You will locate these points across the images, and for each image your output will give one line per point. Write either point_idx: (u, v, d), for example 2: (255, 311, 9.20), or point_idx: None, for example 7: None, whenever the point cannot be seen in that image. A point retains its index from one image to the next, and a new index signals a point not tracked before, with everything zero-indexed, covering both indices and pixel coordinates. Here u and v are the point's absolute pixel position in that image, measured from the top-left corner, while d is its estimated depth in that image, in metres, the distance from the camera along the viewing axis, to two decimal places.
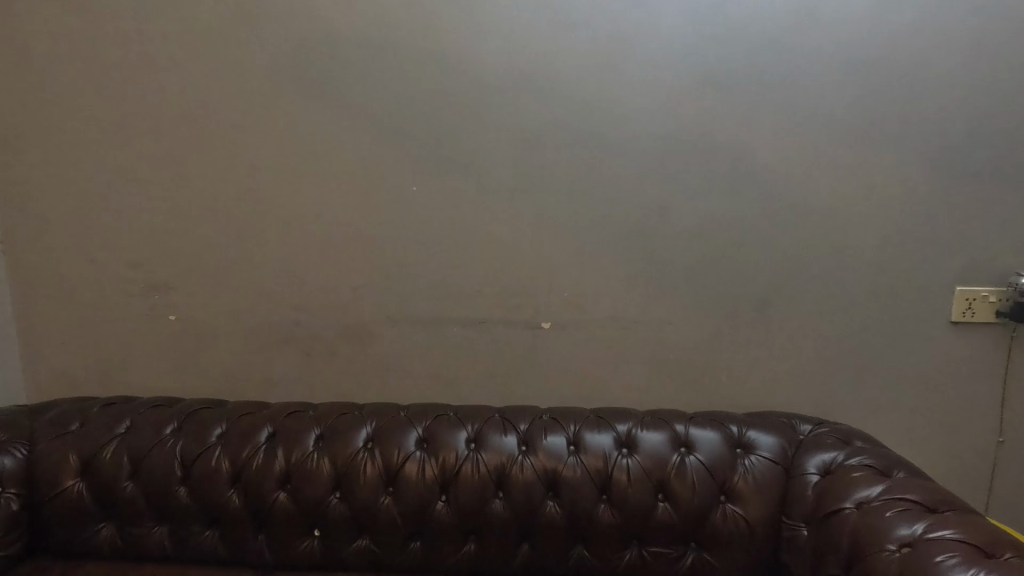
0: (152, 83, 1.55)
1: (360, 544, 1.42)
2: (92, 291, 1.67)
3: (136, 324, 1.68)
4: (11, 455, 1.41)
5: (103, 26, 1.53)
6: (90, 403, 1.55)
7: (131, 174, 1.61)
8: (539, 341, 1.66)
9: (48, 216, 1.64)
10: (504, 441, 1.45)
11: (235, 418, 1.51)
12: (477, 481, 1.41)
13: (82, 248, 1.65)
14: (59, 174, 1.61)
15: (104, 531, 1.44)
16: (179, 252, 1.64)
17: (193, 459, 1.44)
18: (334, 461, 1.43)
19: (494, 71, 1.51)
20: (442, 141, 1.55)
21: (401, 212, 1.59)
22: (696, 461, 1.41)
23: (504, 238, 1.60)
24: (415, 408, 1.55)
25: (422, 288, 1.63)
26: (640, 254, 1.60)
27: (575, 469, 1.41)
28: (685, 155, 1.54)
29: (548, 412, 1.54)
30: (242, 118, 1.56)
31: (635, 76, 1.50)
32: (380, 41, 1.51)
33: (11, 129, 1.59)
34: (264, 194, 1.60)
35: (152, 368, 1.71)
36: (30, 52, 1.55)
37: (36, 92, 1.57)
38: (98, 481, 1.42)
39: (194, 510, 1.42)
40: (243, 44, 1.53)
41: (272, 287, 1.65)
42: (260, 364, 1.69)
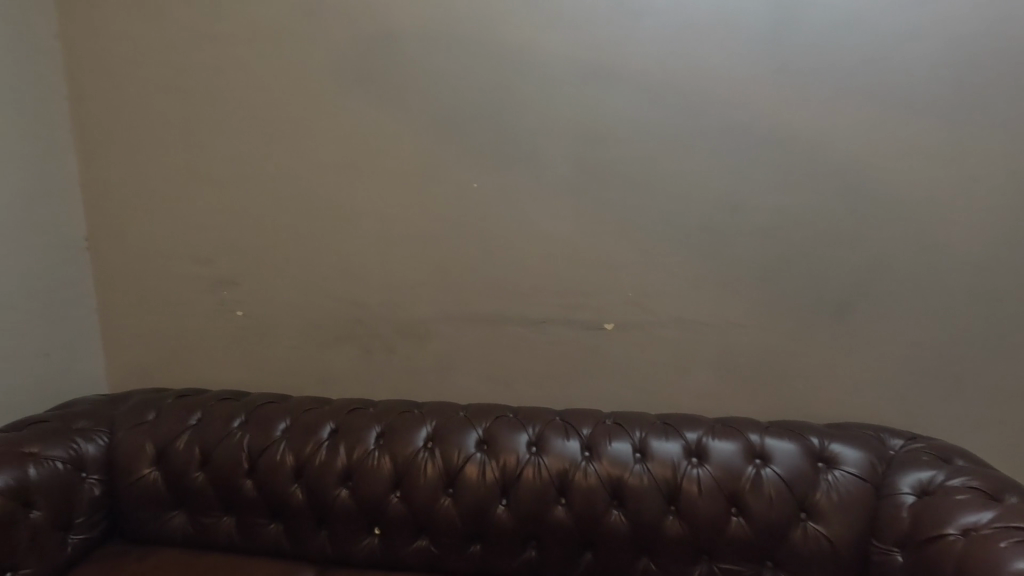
0: (222, 83, 1.59)
1: (420, 544, 1.41)
2: (165, 287, 1.73)
3: (205, 319, 1.74)
4: (93, 442, 1.48)
5: (178, 28, 1.58)
6: (165, 395, 1.61)
7: (202, 173, 1.65)
8: (600, 342, 1.60)
9: (127, 214, 1.71)
10: (566, 445, 1.41)
11: (298, 413, 1.52)
12: (539, 486, 1.37)
13: (156, 245, 1.71)
14: (137, 173, 1.68)
15: (177, 519, 1.49)
16: (245, 249, 1.68)
17: (259, 453, 1.46)
18: (395, 459, 1.43)
19: (557, 62, 1.46)
20: (503, 135, 1.52)
21: (460, 209, 1.57)
22: (773, 474, 1.32)
23: (565, 236, 1.55)
24: (474, 408, 1.53)
25: (481, 286, 1.61)
26: (710, 253, 1.52)
27: (641, 478, 1.35)
28: (761, 147, 1.44)
29: (611, 416, 1.48)
30: (306, 116, 1.58)
31: (708, 65, 1.42)
32: (442, 36, 1.49)
33: (95, 132, 1.67)
34: (326, 192, 1.61)
35: (220, 361, 1.76)
36: (111, 57, 1.62)
37: (118, 95, 1.64)
38: (172, 470, 1.47)
39: (260, 503, 1.45)
40: (307, 42, 1.54)
41: (333, 284, 1.66)
42: (321, 359, 1.71)
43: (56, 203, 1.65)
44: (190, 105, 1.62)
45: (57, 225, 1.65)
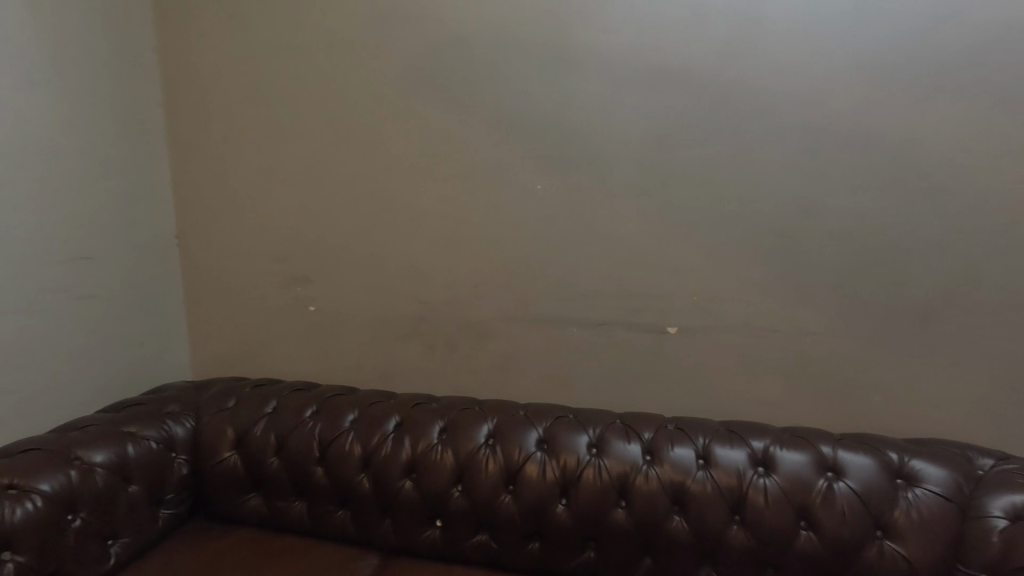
0: (301, 90, 1.68)
1: (480, 539, 1.44)
2: (245, 282, 1.85)
3: (281, 313, 1.84)
4: (181, 425, 1.60)
5: (262, 39, 1.68)
6: (244, 383, 1.72)
7: (280, 176, 1.75)
8: (663, 346, 1.58)
9: (212, 213, 1.83)
10: (627, 448, 1.40)
11: (365, 406, 1.59)
12: (599, 488, 1.37)
13: (238, 242, 1.83)
14: (222, 175, 1.80)
15: (254, 500, 1.58)
16: (318, 248, 1.76)
17: (329, 442, 1.53)
18: (457, 454, 1.46)
19: (625, 64, 1.46)
20: (568, 138, 1.53)
21: (524, 210, 1.59)
22: (847, 488, 1.27)
23: (629, 239, 1.54)
24: (534, 408, 1.54)
25: (543, 287, 1.62)
26: (780, 257, 1.47)
27: (705, 485, 1.32)
28: (837, 148, 1.39)
29: (673, 421, 1.46)
30: (378, 121, 1.64)
31: (781, 63, 1.38)
32: (510, 40, 1.51)
33: (187, 136, 1.81)
34: (395, 194, 1.67)
35: (293, 353, 1.85)
36: (202, 68, 1.74)
37: (208, 102, 1.76)
38: (250, 455, 1.57)
39: (329, 490, 1.52)
40: (381, 50, 1.60)
41: (400, 282, 1.72)
42: (386, 355, 1.78)
43: (152, 203, 1.79)
44: (271, 111, 1.72)
45: (152, 223, 1.79)
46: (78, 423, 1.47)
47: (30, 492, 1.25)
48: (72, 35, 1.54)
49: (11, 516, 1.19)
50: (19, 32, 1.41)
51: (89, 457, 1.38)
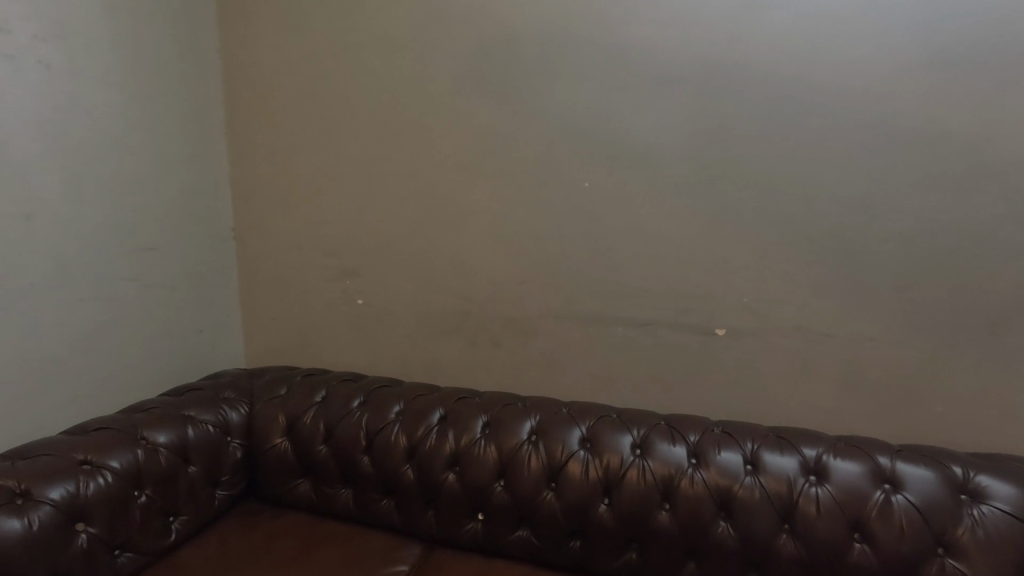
0: (353, 88, 1.72)
1: (521, 534, 1.45)
2: (297, 275, 1.91)
3: (330, 305, 1.89)
4: (236, 411, 1.67)
5: (317, 38, 1.73)
6: (295, 373, 1.78)
7: (332, 172, 1.80)
8: (710, 348, 1.55)
9: (267, 207, 1.90)
10: (672, 450, 1.38)
11: (411, 398, 1.62)
12: (643, 489, 1.35)
13: (291, 236, 1.89)
14: (277, 171, 1.86)
15: (302, 486, 1.63)
16: (367, 243, 1.80)
17: (375, 432, 1.57)
18: (500, 449, 1.47)
19: (676, 61, 1.43)
20: (618, 135, 1.51)
21: (570, 208, 1.59)
22: (905, 502, 1.22)
23: (677, 239, 1.52)
24: (577, 406, 1.54)
25: (588, 285, 1.61)
26: (838, 259, 1.42)
27: (752, 491, 1.29)
28: (902, 147, 1.33)
29: (720, 425, 1.44)
30: (427, 119, 1.67)
31: (842, 59, 1.33)
32: (559, 37, 1.51)
33: (245, 133, 1.87)
34: (443, 190, 1.70)
35: (341, 345, 1.91)
36: (261, 67, 1.81)
37: (265, 101, 1.83)
38: (300, 441, 1.62)
39: (375, 479, 1.55)
40: (431, 48, 1.63)
41: (445, 277, 1.75)
42: (431, 349, 1.81)
43: (212, 197, 1.87)
44: (324, 109, 1.77)
45: (212, 216, 1.87)
46: (144, 405, 1.55)
47: (101, 468, 1.32)
48: (143, 35, 1.62)
49: (85, 490, 1.27)
50: (97, 34, 1.49)
51: (154, 437, 1.45)
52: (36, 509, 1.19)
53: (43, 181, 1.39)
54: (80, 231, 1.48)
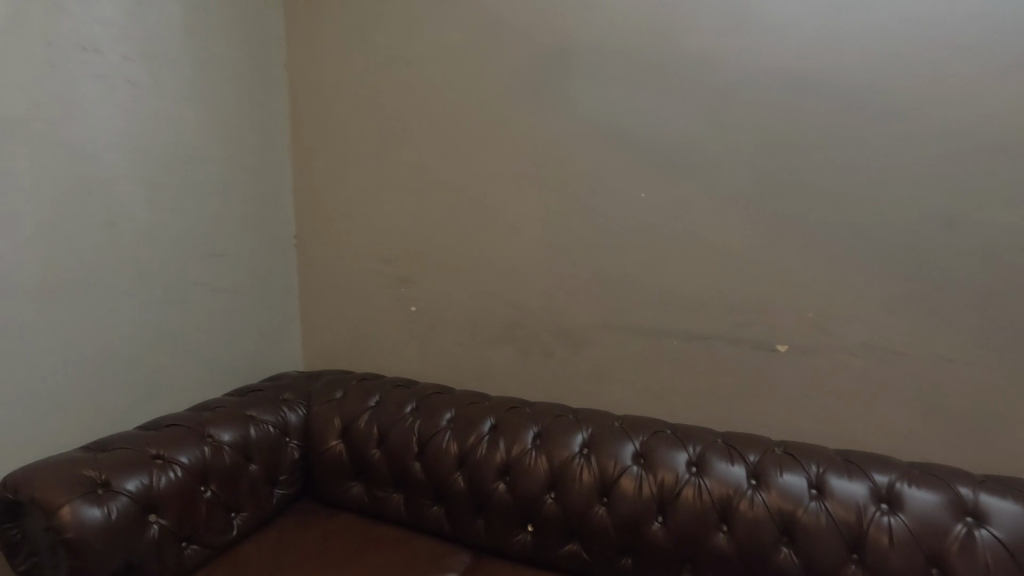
0: (411, 100, 1.76)
1: (572, 548, 1.43)
2: (353, 281, 1.96)
3: (384, 311, 1.93)
4: (294, 412, 1.72)
5: (378, 52, 1.78)
6: (350, 377, 1.83)
7: (389, 182, 1.85)
8: (770, 364, 1.49)
9: (327, 215, 1.96)
10: (731, 470, 1.34)
11: (462, 406, 1.63)
12: (699, 509, 1.31)
13: (349, 244, 1.94)
14: (337, 180, 1.92)
15: (355, 488, 1.67)
16: (422, 251, 1.84)
17: (427, 438, 1.59)
18: (551, 461, 1.46)
19: (738, 69, 1.40)
20: (677, 143, 1.49)
21: (625, 218, 1.57)
22: (990, 537, 1.13)
23: (737, 250, 1.47)
24: (630, 420, 1.51)
25: (642, 297, 1.59)
26: (912, 274, 1.34)
27: (818, 517, 1.23)
28: (985, 156, 1.25)
29: (781, 446, 1.38)
30: (483, 129, 1.69)
31: (918, 65, 1.27)
32: (617, 47, 1.51)
33: (308, 144, 1.95)
34: (497, 200, 1.71)
35: (394, 351, 1.94)
36: (324, 80, 1.88)
37: (327, 113, 1.90)
38: (354, 444, 1.66)
39: (426, 485, 1.57)
40: (488, 59, 1.65)
41: (498, 286, 1.75)
42: (482, 358, 1.82)
43: (276, 206, 1.95)
44: (383, 121, 1.82)
45: (276, 224, 1.95)
46: (210, 404, 1.62)
47: (172, 462, 1.39)
48: (218, 53, 1.71)
49: (157, 482, 1.34)
50: (178, 52, 1.59)
51: (219, 435, 1.52)
52: (115, 499, 1.26)
53: (128, 189, 1.49)
54: (158, 237, 1.58)
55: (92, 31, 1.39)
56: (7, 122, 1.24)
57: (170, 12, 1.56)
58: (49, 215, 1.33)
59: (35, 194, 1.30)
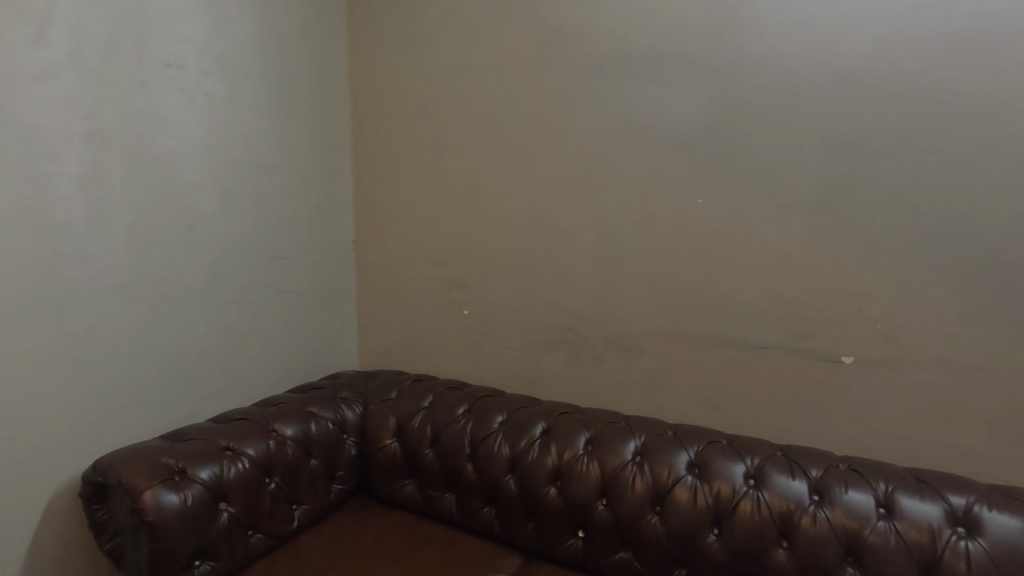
0: (467, 108, 1.80)
1: (623, 556, 1.42)
2: (408, 284, 2.01)
3: (438, 314, 1.97)
4: (351, 410, 1.78)
5: (437, 62, 1.83)
6: (404, 378, 1.88)
7: (445, 188, 1.89)
8: (834, 376, 1.44)
9: (385, 220, 2.02)
10: (792, 484, 1.29)
11: (513, 410, 1.65)
12: (757, 523, 1.27)
13: (404, 248, 2.00)
14: (394, 186, 1.99)
15: (408, 487, 1.71)
16: (475, 256, 1.87)
17: (479, 440, 1.61)
18: (602, 468, 1.46)
19: (801, 73, 1.37)
20: (737, 148, 1.46)
21: (681, 224, 1.55)
22: None
23: (800, 258, 1.43)
24: (685, 429, 1.49)
25: (698, 304, 1.56)
26: (992, 285, 1.27)
27: (886, 537, 1.18)
28: None
29: (846, 461, 1.32)
30: (537, 135, 1.71)
31: (999, 65, 1.21)
32: (674, 53, 1.50)
33: (368, 152, 2.02)
34: (551, 205, 1.72)
35: (446, 353, 1.98)
36: (384, 90, 1.94)
37: (386, 122, 1.96)
38: (408, 444, 1.70)
39: (477, 486, 1.59)
40: (543, 67, 1.67)
41: (550, 291, 1.76)
42: (533, 362, 1.83)
43: (337, 211, 2.03)
44: (440, 129, 1.86)
45: (336, 229, 2.03)
46: (274, 400, 1.70)
47: (240, 454, 1.47)
48: (288, 66, 1.80)
49: (227, 473, 1.42)
50: (251, 67, 1.69)
51: (283, 430, 1.59)
52: (190, 486, 1.34)
53: (205, 196, 1.59)
54: (231, 241, 1.67)
55: (177, 49, 1.49)
56: (103, 134, 1.35)
57: (245, 30, 1.66)
58: (135, 221, 1.43)
59: (125, 201, 1.41)
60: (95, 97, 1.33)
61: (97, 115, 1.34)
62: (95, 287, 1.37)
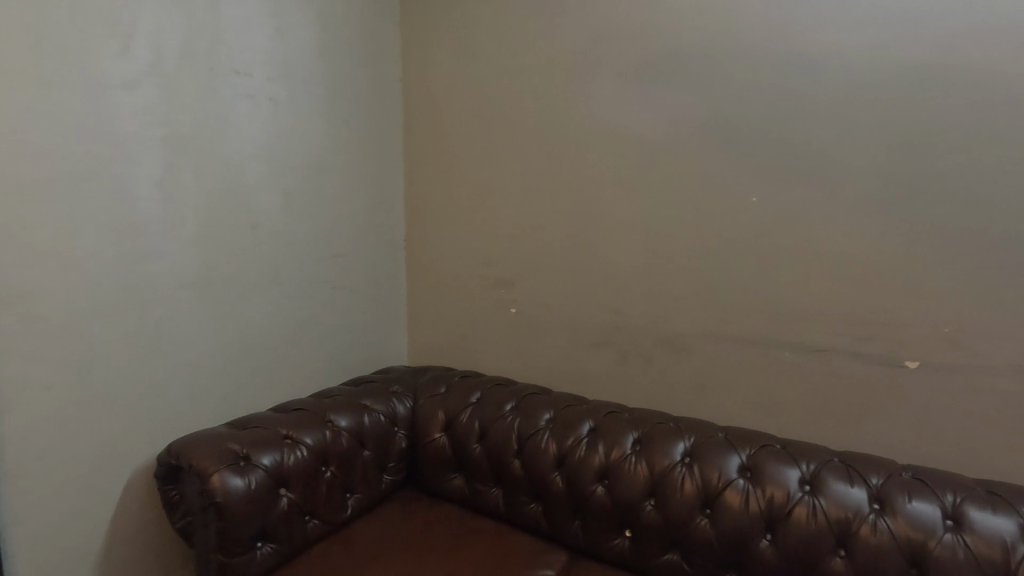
0: (517, 109, 1.83)
1: (671, 558, 1.41)
2: (457, 283, 2.05)
3: (485, 312, 2.00)
4: (402, 404, 1.83)
5: (487, 64, 1.87)
6: (453, 374, 1.92)
7: (494, 187, 1.92)
8: (896, 382, 1.38)
9: (435, 219, 2.07)
10: (850, 491, 1.25)
11: (560, 408, 1.66)
12: (813, 530, 1.24)
13: (454, 247, 2.04)
14: (444, 186, 2.03)
15: (456, 480, 1.74)
16: (523, 255, 1.89)
17: (526, 437, 1.63)
18: (651, 468, 1.45)
19: (863, 69, 1.33)
20: (795, 145, 1.43)
21: (734, 224, 1.52)
22: None
23: (861, 258, 1.38)
24: (736, 432, 1.46)
25: (751, 305, 1.53)
26: None
27: (954, 550, 1.13)
28: None
29: (910, 470, 1.27)
30: (587, 135, 1.71)
31: None
32: (728, 51, 1.48)
33: (419, 153, 2.07)
34: (600, 204, 1.72)
35: (494, 350, 2.01)
36: (436, 92, 1.99)
37: (437, 123, 2.01)
38: (456, 438, 1.74)
39: (524, 482, 1.61)
40: (594, 67, 1.68)
41: (598, 290, 1.77)
42: (580, 361, 1.83)
43: (389, 211, 2.09)
44: (490, 129, 1.89)
45: (388, 228, 2.09)
46: (330, 392, 1.77)
47: (299, 442, 1.54)
48: (345, 71, 1.87)
49: (287, 460, 1.49)
50: (311, 73, 1.76)
51: (338, 421, 1.65)
52: (254, 471, 1.41)
53: (268, 196, 1.67)
54: (291, 239, 1.75)
55: (245, 57, 1.57)
56: (178, 139, 1.44)
57: (306, 37, 1.74)
58: (205, 220, 1.52)
59: (196, 201, 1.50)
60: (172, 104, 1.42)
61: (173, 121, 1.43)
62: (169, 281, 1.46)
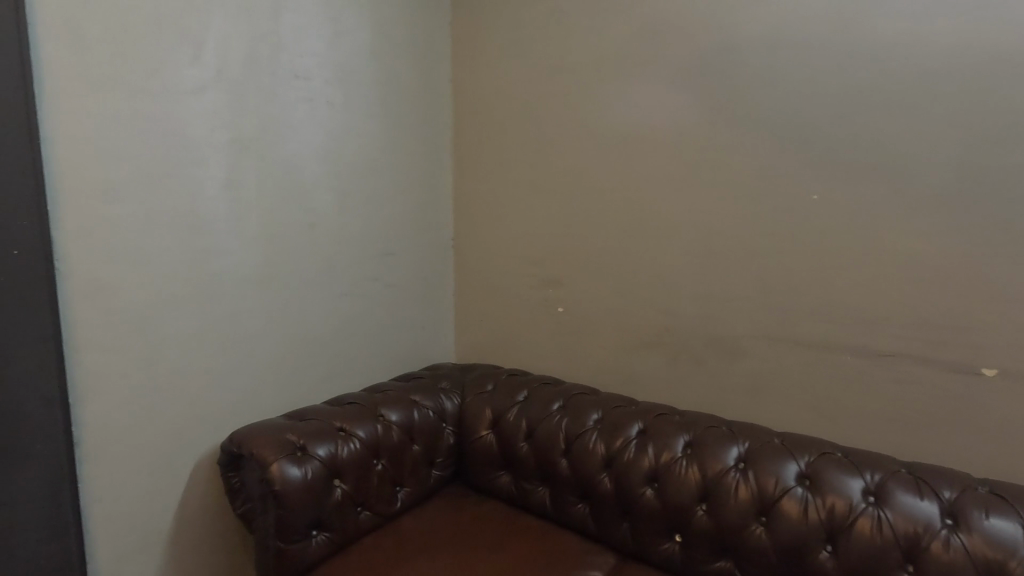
0: (567, 107, 1.82)
1: (723, 565, 1.37)
2: (504, 281, 2.06)
3: (533, 311, 2.01)
4: (450, 401, 1.86)
5: (537, 63, 1.87)
6: (499, 372, 1.93)
7: (543, 186, 1.92)
8: (972, 391, 1.30)
9: (483, 218, 2.09)
10: (920, 505, 1.19)
11: (608, 408, 1.64)
12: (878, 543, 1.18)
13: (502, 246, 2.05)
14: (493, 185, 2.04)
15: (502, 478, 1.75)
16: (571, 254, 1.88)
17: (574, 437, 1.62)
18: (703, 472, 1.41)
19: (937, 59, 1.26)
20: (860, 140, 1.36)
21: (793, 223, 1.47)
22: None
23: (934, 258, 1.31)
24: (794, 439, 1.41)
25: (811, 307, 1.47)
26: None
27: None
28: None
29: (986, 485, 1.20)
30: (638, 132, 1.69)
31: None
32: (788, 43, 1.43)
33: (468, 153, 2.09)
34: (650, 203, 1.70)
35: (540, 349, 2.01)
36: (486, 92, 2.01)
37: (486, 123, 2.02)
38: (503, 436, 1.75)
39: (571, 482, 1.60)
40: (645, 64, 1.66)
41: (648, 290, 1.74)
42: (628, 362, 1.81)
43: (438, 210, 2.12)
44: (539, 128, 1.89)
45: (437, 227, 2.12)
46: (381, 387, 1.82)
47: (352, 435, 1.58)
48: (398, 73, 1.91)
49: (341, 452, 1.54)
50: (366, 76, 1.81)
51: (389, 416, 1.69)
52: (310, 462, 1.46)
53: (324, 196, 1.73)
54: (345, 238, 1.80)
55: (304, 62, 1.63)
56: (243, 141, 1.51)
57: (362, 42, 1.78)
58: (266, 218, 1.59)
59: (259, 201, 1.56)
60: (237, 108, 1.49)
61: (238, 125, 1.50)
62: (234, 277, 1.53)
